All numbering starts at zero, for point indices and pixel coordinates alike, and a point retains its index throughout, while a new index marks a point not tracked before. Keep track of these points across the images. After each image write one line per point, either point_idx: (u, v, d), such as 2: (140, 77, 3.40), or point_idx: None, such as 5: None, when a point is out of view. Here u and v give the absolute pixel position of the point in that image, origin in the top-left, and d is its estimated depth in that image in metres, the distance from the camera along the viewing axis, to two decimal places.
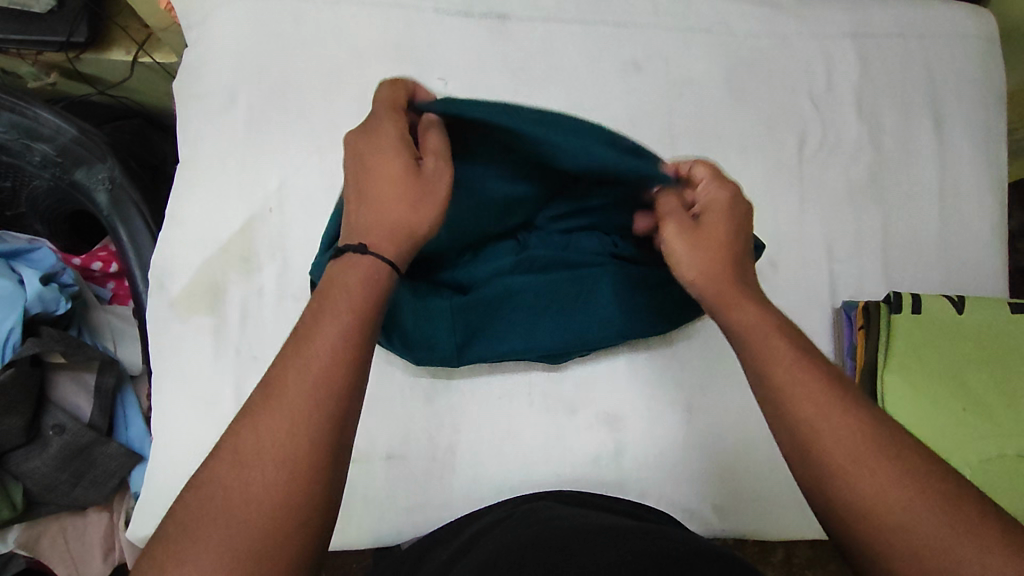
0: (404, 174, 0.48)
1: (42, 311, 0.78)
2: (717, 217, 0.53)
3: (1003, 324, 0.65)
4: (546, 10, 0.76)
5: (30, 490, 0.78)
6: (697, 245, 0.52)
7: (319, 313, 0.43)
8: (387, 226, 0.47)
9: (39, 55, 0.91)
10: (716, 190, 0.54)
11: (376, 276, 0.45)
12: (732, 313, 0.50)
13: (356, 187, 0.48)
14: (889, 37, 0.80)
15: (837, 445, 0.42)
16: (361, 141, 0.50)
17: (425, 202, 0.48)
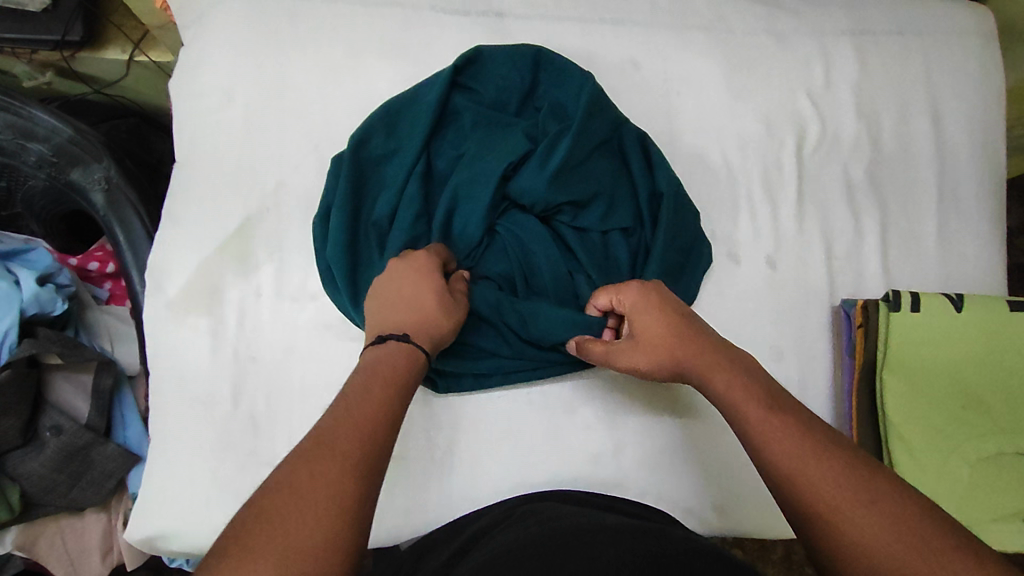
0: (442, 293, 0.56)
1: (39, 312, 0.78)
2: (641, 316, 0.57)
3: (1004, 321, 0.64)
4: (544, 8, 0.76)
5: (28, 492, 0.78)
6: (640, 348, 0.56)
7: (374, 372, 0.48)
8: (422, 326, 0.54)
9: (34, 54, 0.90)
10: (630, 293, 0.59)
11: (412, 360, 0.51)
12: (713, 381, 0.53)
13: (398, 293, 0.55)
14: (887, 35, 0.80)
15: (819, 488, 0.44)
16: (398, 267, 0.58)
17: (453, 321, 0.57)
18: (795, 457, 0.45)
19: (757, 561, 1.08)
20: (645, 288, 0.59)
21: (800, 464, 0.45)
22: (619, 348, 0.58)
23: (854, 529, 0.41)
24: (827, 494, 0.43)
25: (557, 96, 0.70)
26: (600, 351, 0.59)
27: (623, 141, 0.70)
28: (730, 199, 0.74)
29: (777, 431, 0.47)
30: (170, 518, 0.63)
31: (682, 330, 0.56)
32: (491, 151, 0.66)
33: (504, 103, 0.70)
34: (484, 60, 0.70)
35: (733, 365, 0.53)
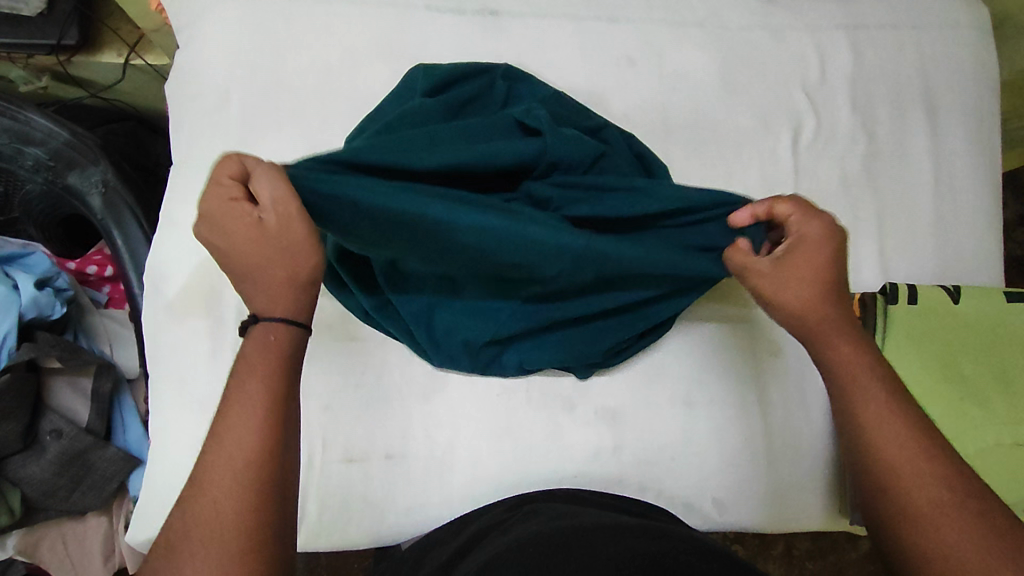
0: (257, 238, 0.45)
1: (37, 316, 0.78)
2: (811, 249, 0.54)
3: (1000, 313, 0.65)
4: (539, 6, 0.76)
5: (29, 497, 0.78)
6: (780, 283, 0.54)
7: (248, 360, 0.46)
8: (279, 289, 0.47)
9: (30, 59, 0.90)
10: (810, 224, 0.55)
11: (282, 341, 0.47)
12: (840, 349, 0.52)
13: (235, 267, 0.48)
14: (882, 29, 0.80)
15: (928, 494, 0.45)
16: (207, 218, 0.46)
17: (294, 253, 0.47)
18: (912, 461, 0.47)
19: (758, 556, 1.08)
20: (827, 224, 0.55)
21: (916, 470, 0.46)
22: (761, 270, 0.55)
23: (948, 532, 0.44)
24: (936, 502, 0.45)
25: (538, 98, 0.69)
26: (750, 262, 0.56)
27: (609, 140, 0.69)
28: (727, 195, 0.74)
29: (871, 424, 0.49)
30: None
31: (823, 278, 0.54)
32: (496, 129, 0.61)
33: (486, 103, 0.68)
34: (456, 65, 0.69)
35: (861, 340, 0.53)
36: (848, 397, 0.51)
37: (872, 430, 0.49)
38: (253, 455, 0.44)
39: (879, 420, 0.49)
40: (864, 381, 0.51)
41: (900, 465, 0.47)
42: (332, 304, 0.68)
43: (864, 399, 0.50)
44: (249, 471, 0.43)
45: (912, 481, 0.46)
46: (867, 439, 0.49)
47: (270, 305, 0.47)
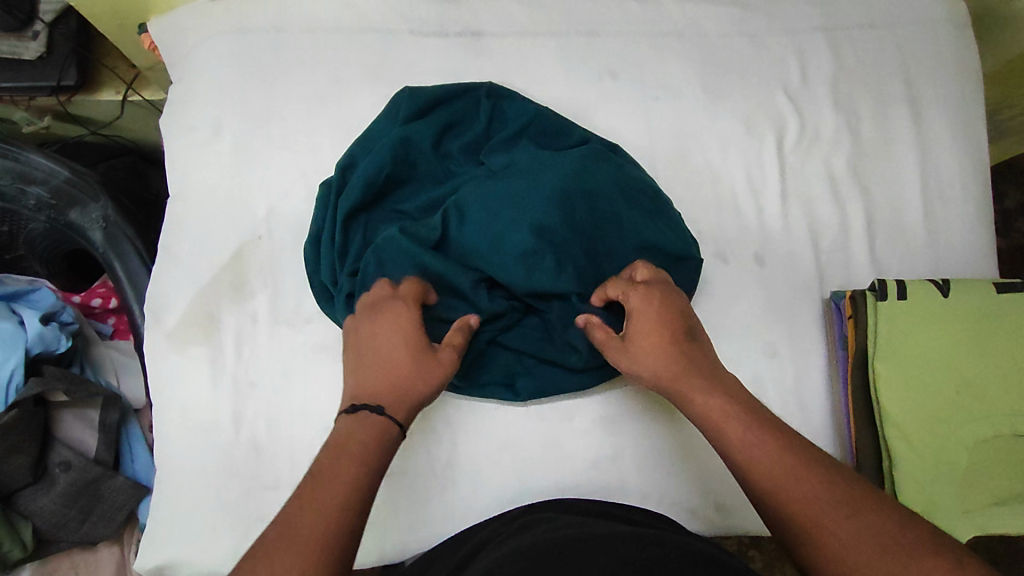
0: (413, 354, 0.55)
1: (43, 350, 0.80)
2: (642, 316, 0.59)
3: (991, 307, 0.64)
4: (520, 25, 0.78)
5: (40, 529, 0.79)
6: (636, 353, 0.58)
7: (339, 453, 0.48)
8: (398, 389, 0.54)
9: (31, 100, 0.93)
10: (636, 295, 0.61)
11: (389, 431, 0.51)
12: (694, 401, 0.54)
13: (365, 361, 0.56)
14: (860, 29, 0.81)
15: (802, 493, 0.46)
16: (374, 323, 0.58)
17: (433, 373, 0.55)
18: (778, 465, 0.48)
19: (774, 561, 1.07)
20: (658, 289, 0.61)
21: (780, 479, 0.47)
22: (615, 346, 0.60)
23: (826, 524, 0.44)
24: (809, 499, 0.46)
25: (520, 121, 0.72)
26: (600, 340, 0.61)
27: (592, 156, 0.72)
28: (714, 200, 0.75)
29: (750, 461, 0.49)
30: (178, 545, 0.64)
31: (675, 345, 0.58)
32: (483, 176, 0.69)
33: (467, 129, 0.72)
34: (437, 88, 0.71)
35: (714, 376, 0.56)
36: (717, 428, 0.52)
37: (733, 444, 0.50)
38: (338, 525, 0.44)
39: (741, 435, 0.50)
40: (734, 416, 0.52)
41: (770, 467, 0.48)
42: (329, 327, 0.69)
43: (723, 424, 0.52)
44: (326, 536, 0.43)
45: (778, 483, 0.47)
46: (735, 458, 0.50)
47: (388, 398, 0.53)
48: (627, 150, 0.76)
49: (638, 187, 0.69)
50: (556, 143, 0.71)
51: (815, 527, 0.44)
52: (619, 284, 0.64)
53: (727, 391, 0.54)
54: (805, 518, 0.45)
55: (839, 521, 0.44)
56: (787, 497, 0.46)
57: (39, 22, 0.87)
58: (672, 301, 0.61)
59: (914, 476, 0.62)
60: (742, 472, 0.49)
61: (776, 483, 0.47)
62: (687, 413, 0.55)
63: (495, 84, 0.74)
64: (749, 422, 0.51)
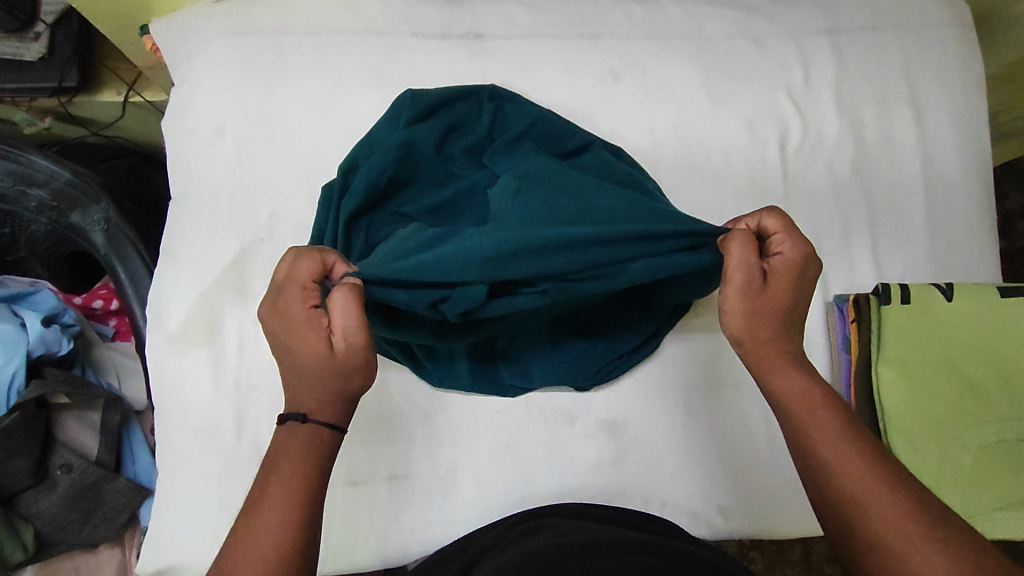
0: (322, 354, 0.49)
1: (44, 353, 0.79)
2: (780, 278, 0.52)
3: (995, 310, 0.64)
4: (522, 27, 0.77)
5: (41, 531, 0.79)
6: (756, 308, 0.52)
7: (269, 472, 0.48)
8: (320, 397, 0.50)
9: (32, 101, 0.93)
10: (792, 248, 0.52)
11: (322, 440, 0.50)
12: (779, 384, 0.52)
13: (282, 363, 0.52)
14: (863, 31, 0.81)
15: (880, 510, 0.44)
16: (278, 318, 0.51)
17: (350, 371, 0.50)
18: (857, 473, 0.46)
19: (775, 563, 1.07)
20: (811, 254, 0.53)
21: (863, 486, 0.46)
22: (738, 285, 0.52)
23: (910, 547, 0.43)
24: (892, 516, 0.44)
25: (523, 123, 0.72)
26: (735, 258, 0.52)
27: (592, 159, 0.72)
28: (717, 203, 0.75)
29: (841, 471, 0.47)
30: (180, 548, 0.64)
31: (784, 318, 0.53)
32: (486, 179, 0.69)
33: (470, 132, 0.72)
34: (440, 90, 0.71)
35: (807, 370, 0.53)
36: (799, 425, 0.50)
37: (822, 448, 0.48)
38: (294, 526, 0.46)
39: (826, 437, 0.48)
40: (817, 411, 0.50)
41: (852, 475, 0.46)
42: None
43: (815, 416, 0.50)
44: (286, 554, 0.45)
45: (865, 496, 0.45)
46: (818, 457, 0.48)
47: (309, 405, 0.50)
48: (630, 153, 0.76)
49: (638, 186, 0.70)
50: (557, 146, 0.72)
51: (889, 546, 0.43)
52: (783, 226, 0.53)
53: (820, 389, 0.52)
54: (880, 539, 0.44)
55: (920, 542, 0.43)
56: (873, 515, 0.44)
57: (40, 23, 0.87)
58: (812, 277, 0.54)
59: (917, 481, 0.62)
60: (826, 475, 0.47)
61: (867, 495, 0.45)
62: (770, 392, 0.53)
63: (494, 87, 0.74)
64: (839, 425, 0.49)
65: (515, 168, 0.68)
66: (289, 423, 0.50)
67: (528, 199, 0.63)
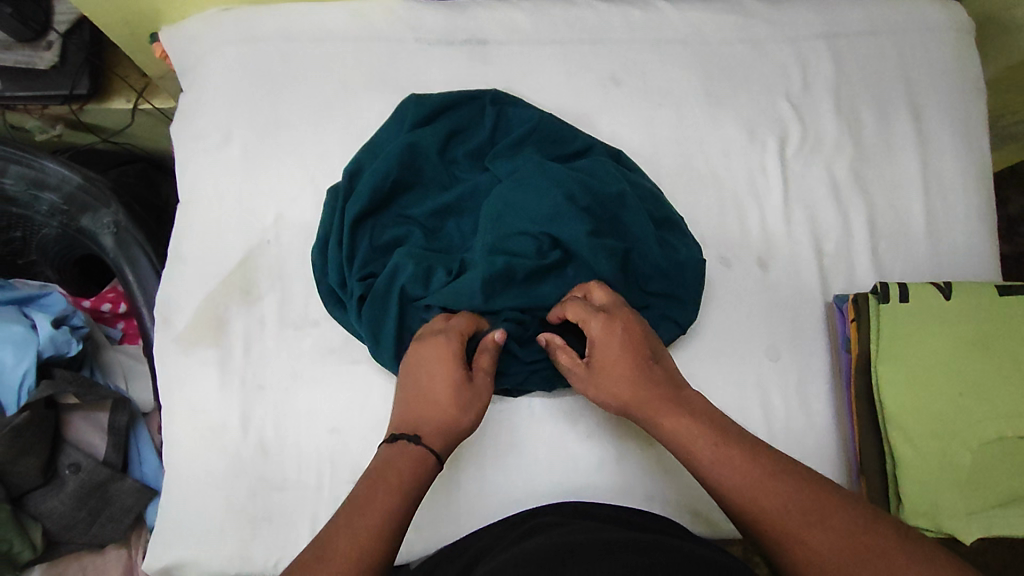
0: (454, 385, 0.56)
1: (55, 353, 0.81)
2: (603, 349, 0.58)
3: (992, 308, 0.65)
4: (524, 33, 0.79)
5: (49, 530, 0.80)
6: (598, 385, 0.58)
7: (379, 476, 0.50)
8: (436, 425, 0.54)
9: (44, 108, 0.95)
10: (593, 326, 0.59)
11: (423, 465, 0.52)
12: (664, 426, 0.54)
13: (410, 391, 0.57)
14: (861, 36, 0.82)
15: (775, 511, 0.47)
16: (421, 353, 0.58)
17: (468, 405, 0.56)
18: (749, 482, 0.49)
19: None
20: (614, 318, 0.59)
21: (749, 494, 0.48)
22: (579, 375, 0.60)
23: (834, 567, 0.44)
24: (785, 510, 0.47)
25: (524, 127, 0.72)
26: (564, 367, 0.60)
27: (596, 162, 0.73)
28: (717, 205, 0.76)
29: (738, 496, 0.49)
30: (185, 546, 0.65)
31: (636, 372, 0.57)
32: (491, 183, 0.70)
33: (473, 136, 0.74)
34: (444, 95, 0.72)
35: (683, 404, 0.55)
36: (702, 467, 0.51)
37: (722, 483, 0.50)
38: (393, 517, 0.48)
39: (718, 453, 0.51)
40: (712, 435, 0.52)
41: (742, 478, 0.49)
42: (336, 330, 0.70)
43: (699, 453, 0.52)
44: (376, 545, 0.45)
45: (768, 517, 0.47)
46: (718, 481, 0.50)
47: (428, 430, 0.54)
48: (631, 156, 0.77)
49: (640, 189, 0.71)
50: (559, 149, 0.73)
51: (796, 540, 0.46)
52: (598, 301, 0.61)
53: (710, 421, 0.53)
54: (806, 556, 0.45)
55: (817, 530, 0.45)
56: (768, 513, 0.47)
57: (53, 32, 0.89)
58: (632, 320, 0.59)
59: (916, 476, 0.62)
60: (725, 493, 0.50)
61: (755, 494, 0.48)
62: (665, 442, 0.55)
63: (499, 91, 0.75)
64: (731, 446, 0.51)
65: (519, 171, 0.69)
66: (394, 443, 0.53)
67: (529, 206, 0.66)
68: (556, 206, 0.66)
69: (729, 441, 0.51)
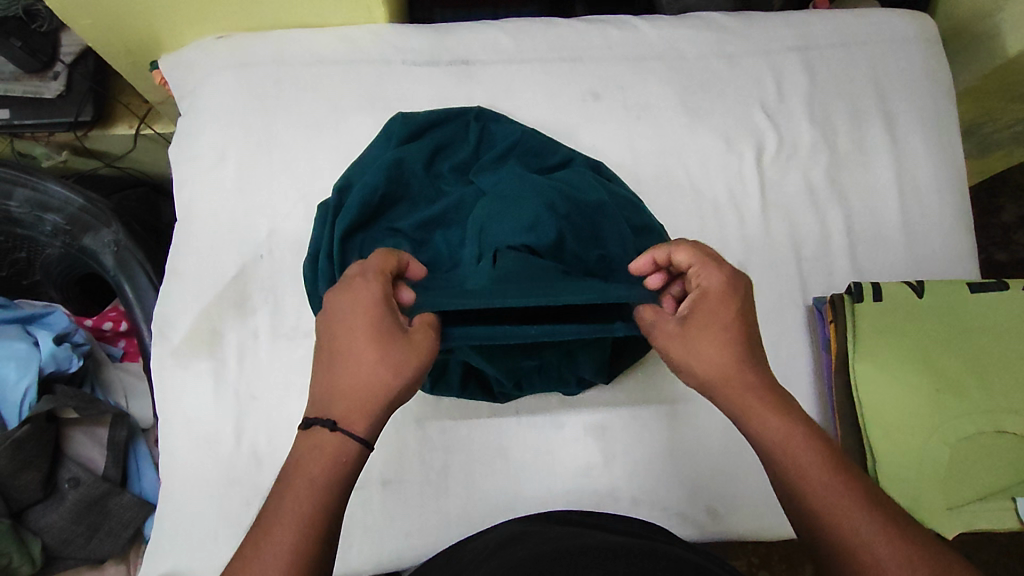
0: (382, 343, 0.51)
1: (56, 369, 0.83)
2: (710, 307, 0.56)
3: (961, 307, 0.66)
4: (507, 53, 0.82)
5: (48, 545, 0.81)
6: (693, 347, 0.55)
7: (304, 457, 0.48)
8: (360, 403, 0.50)
9: (51, 136, 1.00)
10: (712, 276, 0.57)
11: (345, 456, 0.49)
12: (766, 421, 0.53)
13: (331, 354, 0.52)
14: (833, 48, 0.84)
15: (818, 489, 0.49)
16: (340, 303, 0.53)
17: (404, 370, 0.51)
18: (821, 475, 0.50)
19: None
20: (732, 278, 0.57)
21: (812, 481, 0.50)
22: (669, 332, 0.56)
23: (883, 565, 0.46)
24: (826, 494, 0.49)
25: (507, 142, 0.76)
26: (651, 324, 0.58)
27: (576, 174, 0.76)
28: (696, 212, 0.78)
29: (813, 490, 0.49)
30: (181, 555, 0.66)
31: (741, 344, 0.55)
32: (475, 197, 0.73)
33: (458, 150, 0.76)
34: (429, 113, 0.76)
35: (786, 405, 0.53)
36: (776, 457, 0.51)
37: (806, 475, 0.50)
38: (321, 496, 0.47)
39: (778, 444, 0.52)
40: (777, 418, 0.53)
41: (802, 465, 0.50)
42: None
43: (794, 449, 0.51)
44: (313, 530, 0.46)
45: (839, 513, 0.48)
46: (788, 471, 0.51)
47: (350, 409, 0.50)
48: (612, 168, 0.80)
49: (620, 199, 0.73)
50: (541, 162, 0.76)
51: (828, 515, 0.48)
52: (689, 257, 0.58)
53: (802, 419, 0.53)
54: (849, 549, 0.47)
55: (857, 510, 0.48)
56: (808, 500, 0.49)
57: (59, 64, 0.93)
58: (731, 273, 0.57)
59: (897, 476, 0.63)
60: (791, 477, 0.50)
61: (800, 483, 0.50)
62: (755, 434, 0.53)
63: (484, 108, 0.78)
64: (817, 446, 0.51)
65: (502, 183, 0.72)
66: (313, 431, 0.50)
67: (513, 214, 0.68)
68: (536, 215, 0.67)
69: (796, 425, 0.52)
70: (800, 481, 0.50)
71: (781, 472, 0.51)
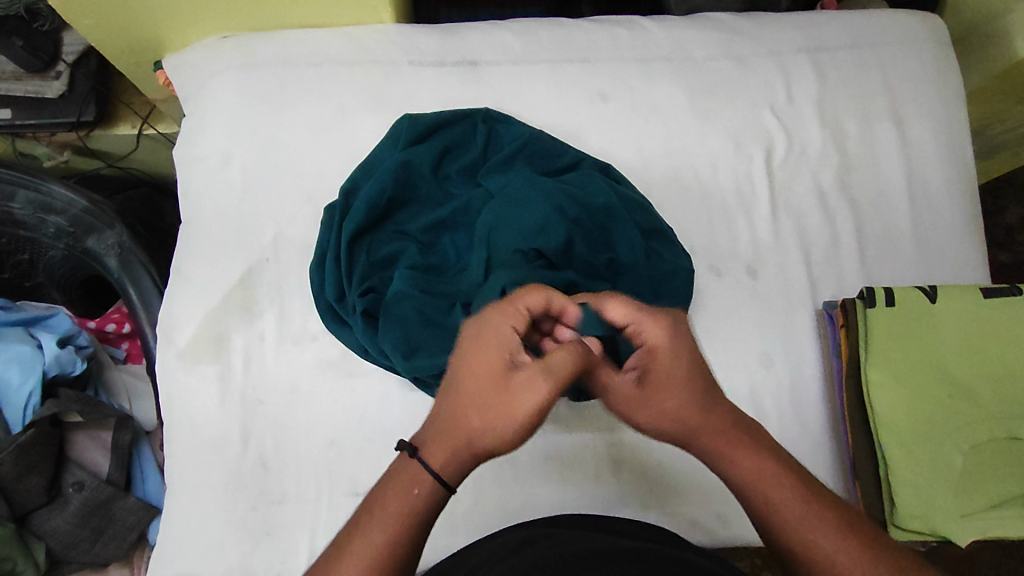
0: (497, 384, 0.48)
1: (59, 372, 0.83)
2: (658, 361, 0.52)
3: (976, 312, 0.65)
4: (514, 53, 0.81)
5: (52, 549, 0.80)
6: (652, 401, 0.52)
7: (388, 488, 0.48)
8: (454, 444, 0.49)
9: (52, 136, 0.99)
10: (654, 329, 0.52)
11: (426, 487, 0.48)
12: (739, 463, 0.51)
13: (449, 385, 0.51)
14: (843, 49, 0.84)
15: (801, 533, 0.48)
16: (474, 334, 0.52)
17: (503, 425, 0.48)
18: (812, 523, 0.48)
19: None
20: (672, 327, 0.53)
21: (803, 527, 0.48)
22: (626, 396, 0.53)
23: None
24: (802, 532, 0.48)
25: (515, 143, 0.75)
26: (607, 388, 0.53)
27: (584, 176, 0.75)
28: (705, 215, 0.78)
29: (796, 532, 0.48)
30: (187, 561, 0.66)
31: (700, 393, 0.52)
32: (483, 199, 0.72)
33: (466, 152, 0.76)
34: (436, 114, 0.75)
35: (766, 448, 0.52)
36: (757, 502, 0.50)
37: (788, 518, 0.49)
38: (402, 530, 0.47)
39: (752, 485, 0.50)
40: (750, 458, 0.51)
41: (778, 500, 0.49)
42: (333, 344, 0.71)
43: (776, 495, 0.50)
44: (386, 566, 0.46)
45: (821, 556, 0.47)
46: (772, 516, 0.49)
47: (435, 446, 0.49)
48: (620, 170, 0.79)
49: (630, 201, 0.72)
50: (550, 164, 0.75)
51: (810, 556, 0.47)
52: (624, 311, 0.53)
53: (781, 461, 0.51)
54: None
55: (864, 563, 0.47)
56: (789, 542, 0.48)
57: (61, 63, 0.93)
58: (675, 323, 0.53)
59: (912, 485, 0.62)
60: (769, 520, 0.49)
61: (789, 529, 0.49)
62: (728, 476, 0.52)
63: (492, 110, 0.77)
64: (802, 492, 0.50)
65: (510, 185, 0.71)
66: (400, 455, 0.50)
67: (521, 219, 0.67)
68: (545, 219, 0.67)
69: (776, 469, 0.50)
70: (784, 523, 0.49)
71: (762, 514, 0.50)
